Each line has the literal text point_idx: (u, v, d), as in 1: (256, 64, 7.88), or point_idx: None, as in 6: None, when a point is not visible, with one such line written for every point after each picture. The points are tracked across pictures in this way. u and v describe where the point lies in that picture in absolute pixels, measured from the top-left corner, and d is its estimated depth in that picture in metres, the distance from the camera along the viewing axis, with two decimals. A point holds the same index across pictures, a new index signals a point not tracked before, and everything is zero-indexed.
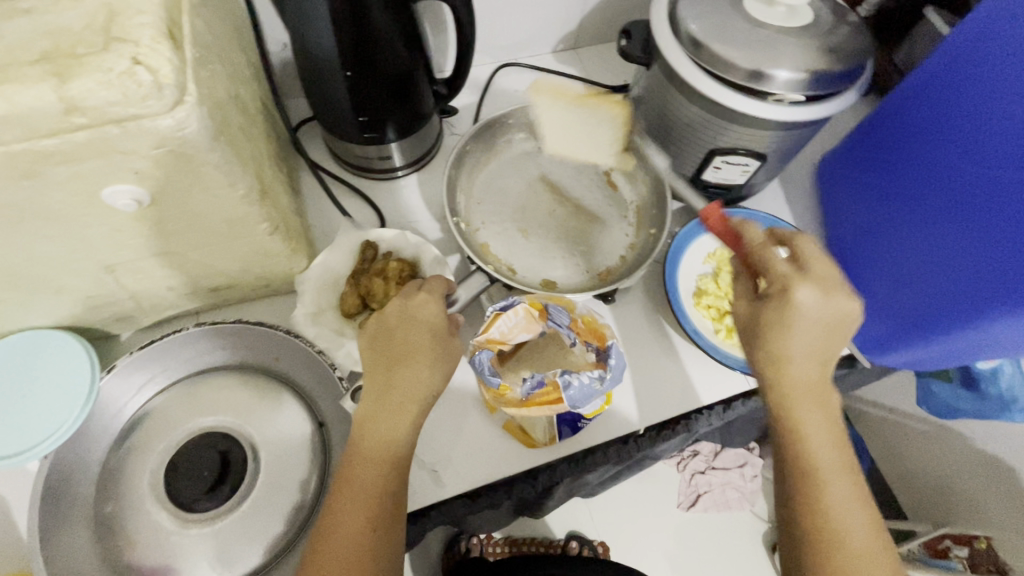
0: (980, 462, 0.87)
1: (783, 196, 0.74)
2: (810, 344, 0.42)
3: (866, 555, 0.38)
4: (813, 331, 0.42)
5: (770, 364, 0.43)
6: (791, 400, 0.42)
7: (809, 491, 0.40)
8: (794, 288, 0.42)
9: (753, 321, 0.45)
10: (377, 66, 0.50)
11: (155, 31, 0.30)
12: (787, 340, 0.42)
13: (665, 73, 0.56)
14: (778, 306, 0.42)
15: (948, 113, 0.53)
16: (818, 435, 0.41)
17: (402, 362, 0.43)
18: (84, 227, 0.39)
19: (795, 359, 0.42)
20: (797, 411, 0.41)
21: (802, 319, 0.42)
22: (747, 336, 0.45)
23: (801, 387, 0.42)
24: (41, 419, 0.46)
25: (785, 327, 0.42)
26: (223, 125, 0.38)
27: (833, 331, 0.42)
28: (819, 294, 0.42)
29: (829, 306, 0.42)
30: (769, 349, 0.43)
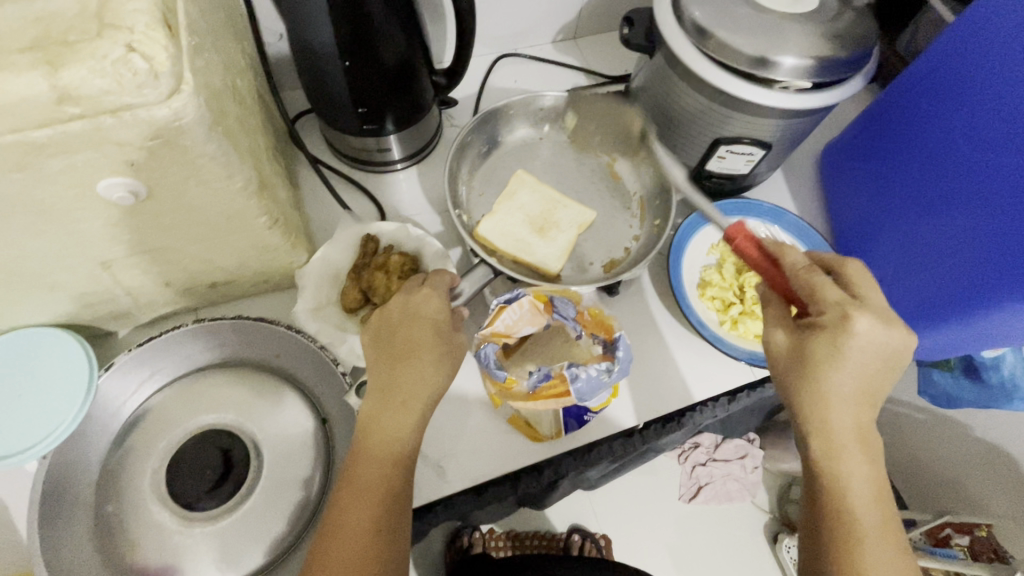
0: (982, 451, 0.87)
1: (786, 186, 0.73)
2: (858, 383, 0.40)
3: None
4: (862, 368, 0.40)
5: (814, 403, 0.41)
6: (832, 445, 0.40)
7: (845, 542, 0.39)
8: (852, 317, 0.40)
9: (794, 353, 0.42)
10: (376, 56, 0.49)
11: (149, 17, 0.29)
12: (836, 379, 0.40)
13: (668, 61, 0.55)
14: (830, 341, 0.40)
15: (952, 98, 0.52)
16: (858, 483, 0.40)
17: (406, 358, 0.43)
18: (79, 222, 0.38)
19: (841, 399, 0.40)
20: (839, 458, 0.40)
21: (851, 356, 0.40)
22: (787, 368, 0.43)
23: (844, 431, 0.40)
24: (38, 419, 0.46)
25: (835, 363, 0.40)
26: (220, 115, 0.37)
27: (880, 367, 0.41)
28: (873, 326, 0.40)
29: (885, 337, 0.40)
30: (813, 388, 0.40)
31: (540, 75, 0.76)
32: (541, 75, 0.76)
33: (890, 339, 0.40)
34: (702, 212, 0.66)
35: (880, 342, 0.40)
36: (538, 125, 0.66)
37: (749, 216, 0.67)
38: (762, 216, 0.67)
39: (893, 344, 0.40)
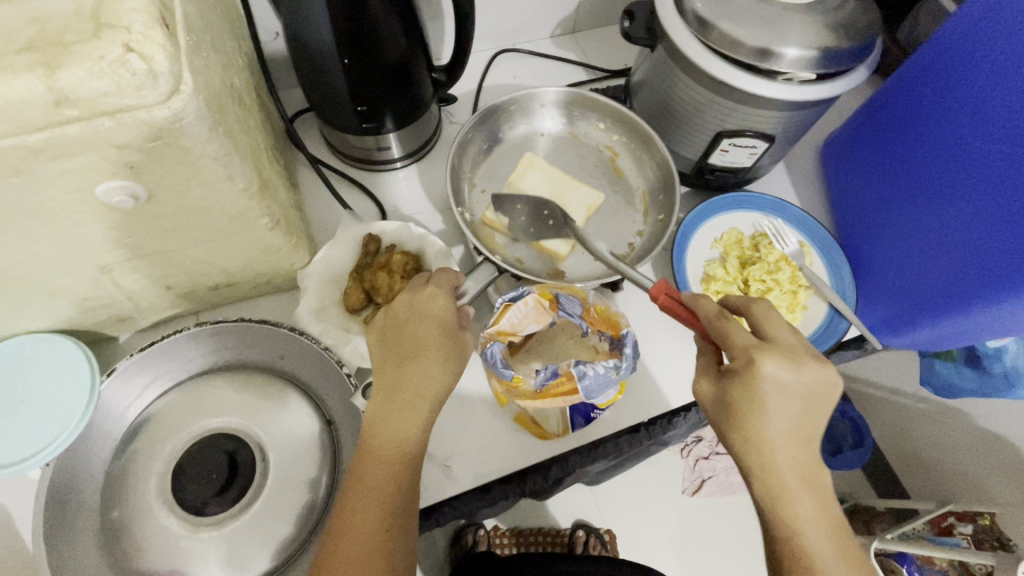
0: (983, 440, 0.87)
1: (788, 179, 0.73)
2: (787, 426, 0.37)
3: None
4: (789, 410, 0.37)
5: (749, 455, 0.37)
6: (779, 496, 0.37)
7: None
8: (760, 361, 0.37)
9: (719, 405, 0.39)
10: (375, 53, 0.49)
11: (147, 16, 0.29)
12: (764, 422, 0.37)
13: (670, 53, 0.54)
14: (746, 390, 0.37)
15: (957, 90, 0.51)
16: (814, 538, 0.36)
17: (412, 358, 0.42)
18: (78, 226, 0.37)
19: (777, 444, 0.37)
20: (786, 509, 0.36)
21: (770, 399, 0.37)
22: (718, 424, 0.40)
23: (788, 480, 0.37)
24: (39, 426, 0.45)
25: (758, 411, 0.37)
26: (220, 116, 0.36)
27: (807, 408, 0.38)
28: (786, 367, 0.37)
29: (801, 376, 0.37)
30: (744, 438, 0.37)
31: (540, 71, 0.75)
32: (541, 70, 0.75)
33: (808, 376, 0.38)
34: (704, 207, 0.66)
35: (798, 381, 0.37)
36: (539, 121, 0.66)
37: (752, 210, 0.67)
38: (765, 209, 0.67)
39: (812, 381, 0.38)
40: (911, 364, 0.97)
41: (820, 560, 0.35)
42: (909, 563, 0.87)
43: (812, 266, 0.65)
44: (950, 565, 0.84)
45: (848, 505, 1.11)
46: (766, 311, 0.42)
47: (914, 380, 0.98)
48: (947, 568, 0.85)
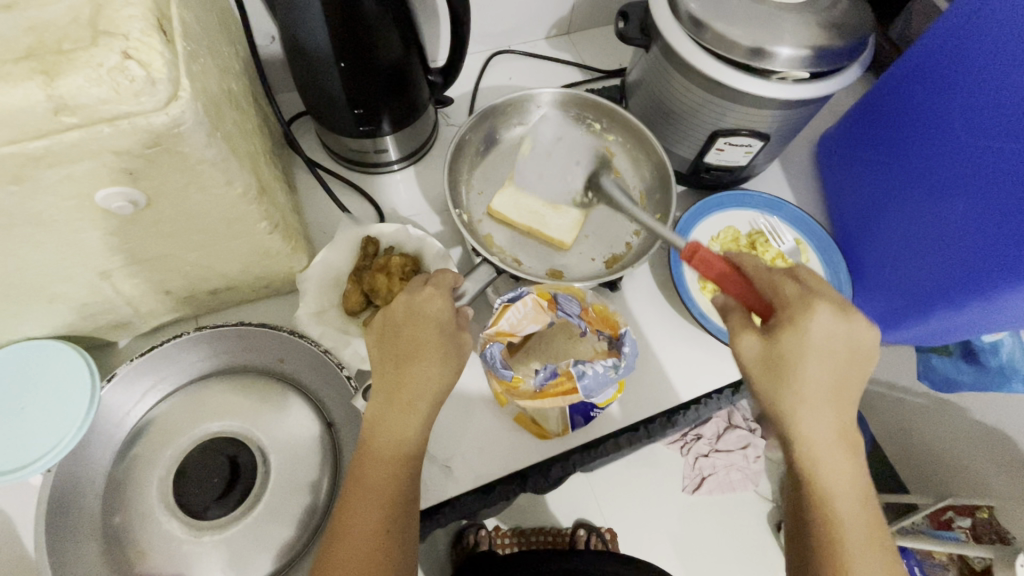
0: (980, 434, 0.88)
1: (783, 176, 0.73)
2: (826, 387, 0.39)
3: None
4: (830, 370, 0.39)
5: (788, 410, 0.39)
6: (815, 456, 0.38)
7: (833, 559, 0.37)
8: (815, 312, 0.40)
9: (764, 363, 0.40)
10: (372, 57, 0.49)
11: (145, 24, 0.29)
12: (809, 377, 0.39)
13: (665, 54, 0.55)
14: (795, 342, 0.40)
15: (950, 88, 0.52)
16: (842, 488, 0.38)
17: (411, 359, 0.42)
18: (77, 232, 0.37)
19: (816, 404, 0.39)
20: (819, 463, 0.38)
21: (818, 354, 0.39)
22: (760, 381, 0.40)
23: (823, 440, 0.39)
24: (41, 432, 0.45)
25: (805, 363, 0.39)
26: (218, 121, 0.36)
27: (847, 369, 0.40)
28: (832, 320, 0.40)
29: (848, 332, 0.40)
30: (788, 398, 0.39)
31: (535, 71, 0.75)
32: (536, 71, 0.76)
33: (849, 335, 0.40)
34: (701, 206, 0.66)
35: (842, 339, 0.40)
36: (536, 121, 0.66)
37: (748, 208, 0.68)
38: (761, 207, 0.67)
39: (852, 340, 0.40)
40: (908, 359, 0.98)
41: (846, 514, 0.38)
42: (911, 559, 0.89)
43: (809, 263, 0.65)
44: (949, 559, 0.84)
45: None
46: (805, 270, 0.45)
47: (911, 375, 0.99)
48: (945, 563, 0.85)
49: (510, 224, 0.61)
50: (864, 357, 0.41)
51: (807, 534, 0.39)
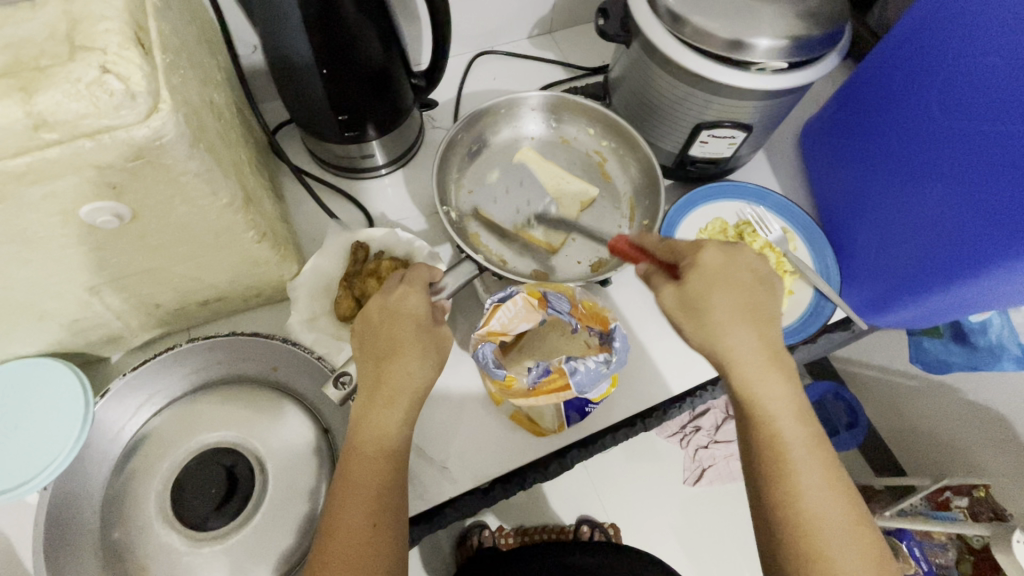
0: (974, 414, 0.89)
1: (769, 167, 0.74)
2: (741, 311, 0.42)
3: (842, 524, 0.37)
4: (740, 294, 0.43)
5: (712, 337, 0.42)
6: (746, 375, 0.41)
7: (778, 474, 0.39)
8: (704, 248, 0.44)
9: (682, 306, 0.43)
10: (353, 63, 0.49)
11: (121, 37, 0.29)
12: (718, 302, 0.42)
13: (645, 50, 0.55)
14: (700, 277, 0.43)
15: (926, 73, 0.53)
16: (776, 404, 0.40)
17: (390, 357, 0.43)
18: (63, 248, 0.37)
19: (737, 328, 0.42)
20: (752, 381, 0.41)
21: (722, 285, 0.43)
22: (687, 325, 0.43)
23: (751, 361, 0.41)
24: (35, 450, 0.45)
25: (711, 291, 0.43)
26: (200, 131, 0.36)
27: (756, 294, 0.43)
28: (721, 254, 0.44)
29: (736, 261, 0.44)
30: (710, 328, 0.42)
31: (519, 71, 0.76)
32: (520, 71, 0.76)
33: (748, 267, 0.44)
34: (689, 197, 0.67)
35: (741, 268, 0.44)
36: (523, 122, 0.67)
37: (734, 198, 0.68)
38: (747, 197, 0.68)
39: (751, 270, 0.44)
40: (900, 342, 0.99)
41: (785, 429, 0.40)
42: (908, 539, 0.89)
43: (796, 250, 0.66)
44: (948, 539, 0.85)
45: None
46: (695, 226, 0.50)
47: (903, 358, 1.00)
48: (945, 543, 0.85)
49: (496, 224, 0.61)
50: (768, 284, 0.45)
51: (753, 457, 0.40)
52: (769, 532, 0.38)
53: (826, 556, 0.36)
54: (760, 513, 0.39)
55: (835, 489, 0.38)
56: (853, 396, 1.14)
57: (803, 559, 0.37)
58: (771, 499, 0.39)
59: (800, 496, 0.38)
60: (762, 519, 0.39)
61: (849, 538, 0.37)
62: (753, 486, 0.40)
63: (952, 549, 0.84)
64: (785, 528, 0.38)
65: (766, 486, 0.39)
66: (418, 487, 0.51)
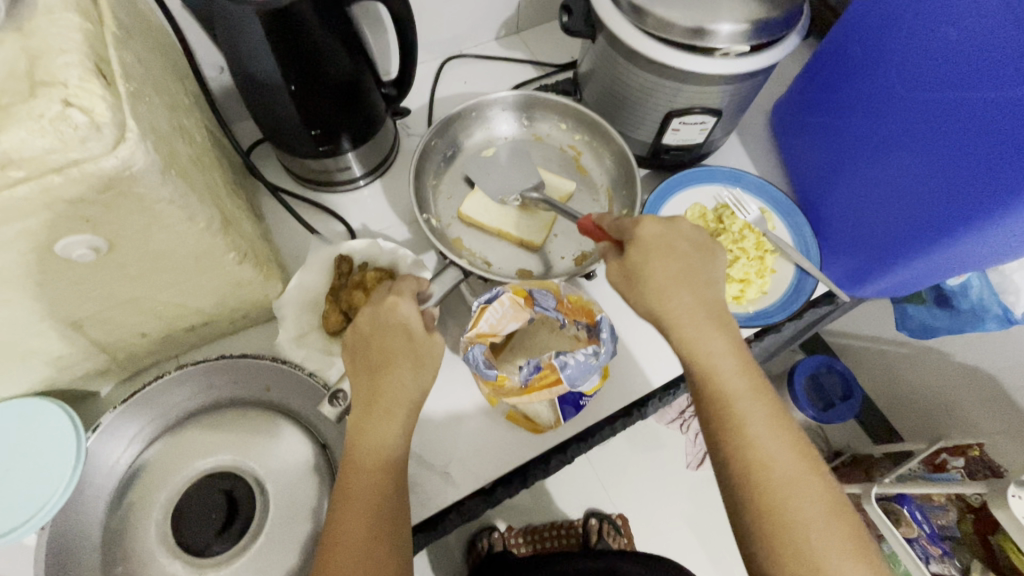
0: (962, 374, 0.90)
1: (743, 149, 0.75)
2: (679, 276, 0.44)
3: (795, 472, 0.38)
4: (677, 262, 0.44)
5: (654, 304, 0.43)
6: (686, 336, 0.42)
7: (727, 427, 0.40)
8: (640, 221, 0.46)
9: (625, 277, 0.45)
10: (321, 78, 0.49)
11: (82, 70, 0.29)
12: (658, 270, 0.44)
13: (611, 44, 0.56)
14: (638, 249, 0.45)
15: (884, 44, 0.54)
16: (721, 362, 0.42)
17: (384, 369, 0.43)
18: (39, 286, 0.37)
19: (675, 291, 0.43)
20: (695, 343, 0.42)
21: (663, 253, 0.44)
22: (630, 296, 0.45)
23: (688, 321, 0.43)
24: (28, 492, 0.44)
25: (649, 262, 0.44)
26: (171, 157, 0.36)
27: (693, 261, 0.45)
28: (659, 224, 0.46)
29: (674, 231, 0.45)
30: (650, 294, 0.43)
31: (489, 73, 0.76)
32: (490, 72, 0.76)
33: (683, 234, 0.46)
34: (665, 186, 0.68)
35: (678, 237, 0.45)
36: (496, 124, 0.67)
37: (713, 182, 0.69)
38: (723, 180, 0.69)
39: (688, 238, 0.46)
40: (887, 311, 1.01)
41: (728, 383, 0.41)
42: (909, 503, 0.91)
43: (775, 229, 0.67)
44: (949, 500, 0.86)
45: (845, 457, 1.14)
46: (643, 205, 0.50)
47: (891, 326, 1.02)
48: (946, 504, 0.86)
49: (478, 225, 0.61)
50: (707, 249, 0.46)
51: (703, 416, 0.41)
52: (727, 486, 0.39)
53: (779, 502, 0.37)
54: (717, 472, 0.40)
55: (783, 436, 0.39)
56: (846, 368, 1.15)
57: (759, 507, 0.37)
58: (722, 453, 0.39)
59: (751, 447, 0.39)
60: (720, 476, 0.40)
61: (801, 481, 0.38)
62: (708, 445, 0.41)
63: (953, 509, 0.85)
64: (738, 480, 0.38)
65: (719, 443, 0.40)
66: (420, 494, 0.51)
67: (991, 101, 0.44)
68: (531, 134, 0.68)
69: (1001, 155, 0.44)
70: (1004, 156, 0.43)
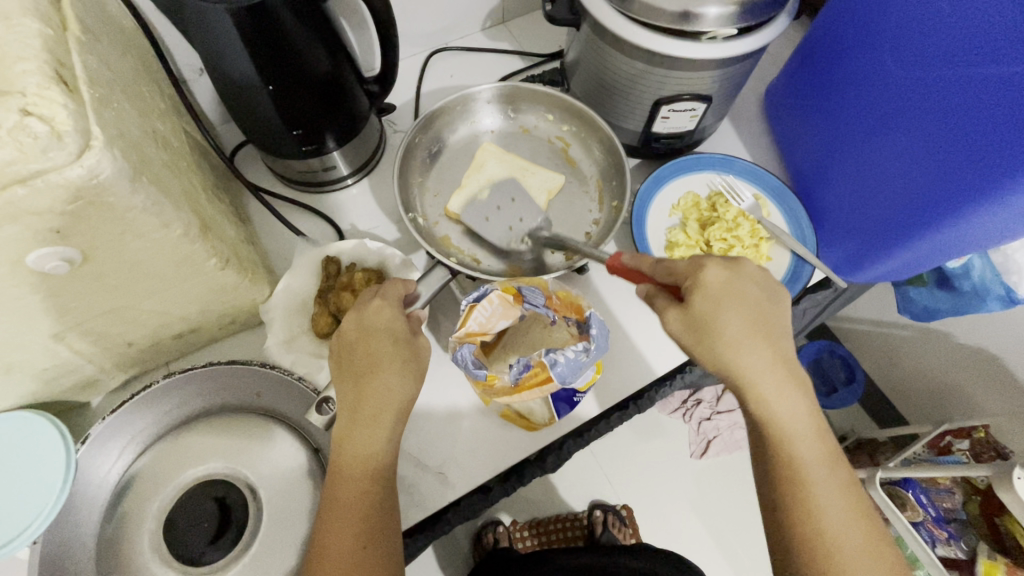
0: (966, 356, 0.89)
1: (736, 135, 0.74)
2: (749, 326, 0.42)
3: (860, 544, 0.38)
4: (749, 310, 0.42)
5: (726, 357, 0.41)
6: (766, 397, 0.41)
7: (798, 495, 0.39)
8: (704, 268, 0.43)
9: (689, 328, 0.42)
10: (298, 76, 0.48)
11: (41, 77, 0.28)
12: (727, 320, 0.41)
13: (596, 31, 0.55)
14: (704, 298, 0.42)
15: (878, 22, 0.52)
16: (798, 425, 0.41)
17: (369, 374, 0.42)
18: (16, 299, 0.36)
19: (750, 346, 0.41)
20: (774, 405, 0.41)
21: (730, 300, 0.42)
22: (696, 348, 0.42)
23: (766, 380, 0.41)
24: (21, 506, 0.44)
25: (718, 311, 0.41)
26: (143, 163, 0.36)
27: (763, 308, 0.43)
28: (722, 268, 0.43)
29: (740, 276, 0.43)
30: (722, 348, 0.41)
31: (474, 65, 0.75)
32: (475, 65, 0.75)
33: (750, 280, 0.43)
34: (657, 174, 0.67)
35: (745, 281, 0.43)
36: (481, 118, 0.66)
37: (703, 170, 0.68)
38: (715, 167, 0.68)
39: (755, 283, 0.44)
40: (889, 294, 0.99)
41: (804, 449, 0.40)
42: (914, 487, 0.89)
43: (770, 216, 0.65)
44: (954, 483, 0.84)
45: (850, 441, 1.13)
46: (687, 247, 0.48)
47: (893, 309, 1.00)
48: (951, 486, 0.85)
49: (465, 223, 0.61)
50: (773, 295, 0.44)
51: (773, 478, 0.40)
52: (788, 549, 0.39)
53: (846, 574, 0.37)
54: (774, 529, 0.40)
55: (851, 507, 0.39)
56: (848, 352, 1.15)
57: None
58: (789, 522, 0.39)
59: (820, 516, 0.39)
60: (779, 538, 0.40)
61: (867, 549, 0.38)
62: (770, 503, 0.41)
63: (958, 491, 0.84)
64: (802, 547, 0.39)
65: (784, 504, 0.40)
66: (416, 495, 0.51)
67: (987, 75, 0.43)
68: (518, 127, 0.67)
69: (999, 131, 0.42)
70: (1001, 139, 0.42)
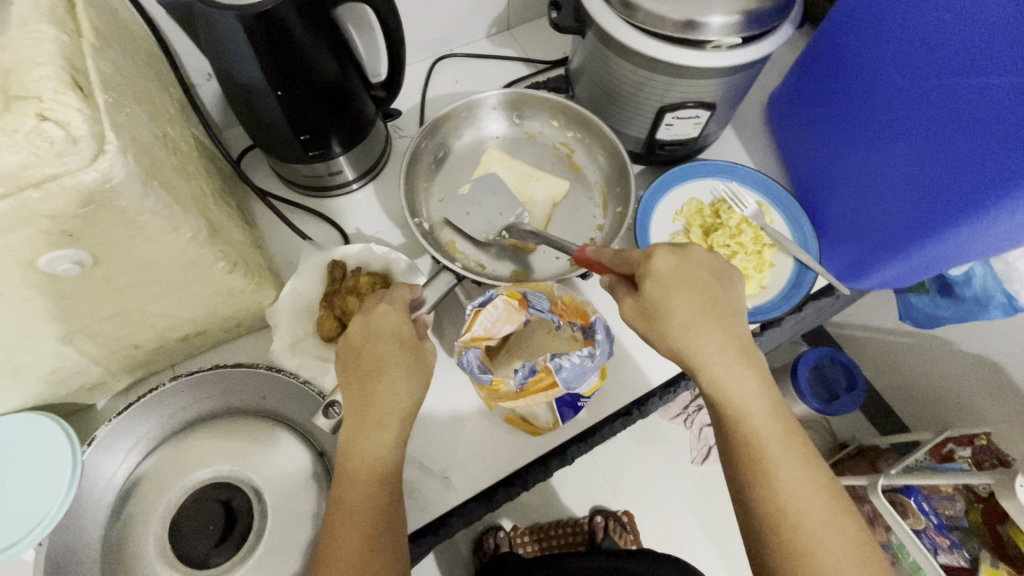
0: (967, 363, 0.89)
1: (739, 143, 0.74)
2: (700, 310, 0.42)
3: (824, 516, 0.38)
4: (700, 293, 0.42)
5: (680, 341, 0.42)
6: (715, 374, 0.41)
7: (755, 469, 0.39)
8: (653, 255, 0.43)
9: (645, 316, 0.43)
10: (306, 82, 0.48)
11: (57, 83, 0.29)
12: (678, 307, 0.42)
13: (601, 39, 0.55)
14: (655, 286, 0.43)
15: (880, 33, 0.53)
16: (752, 403, 0.41)
17: (376, 378, 0.42)
18: (26, 301, 0.36)
19: (700, 328, 0.42)
20: (726, 384, 0.41)
21: (679, 286, 0.42)
22: (652, 335, 0.43)
23: (716, 359, 0.41)
24: (27, 508, 0.44)
25: (668, 300, 0.42)
26: (154, 168, 0.36)
27: (714, 291, 0.43)
28: (672, 255, 0.43)
29: (691, 262, 0.44)
30: (675, 333, 0.42)
31: (480, 71, 0.75)
32: (481, 71, 0.76)
33: (700, 265, 0.44)
34: (661, 180, 0.67)
35: (695, 267, 0.43)
36: (486, 124, 0.66)
37: (706, 176, 0.68)
38: (718, 174, 0.68)
39: (705, 267, 0.44)
40: (891, 300, 1.00)
41: (759, 425, 0.40)
42: (916, 494, 0.88)
43: (773, 223, 0.66)
44: (955, 490, 0.85)
45: (851, 448, 1.13)
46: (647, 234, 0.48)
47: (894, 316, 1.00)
48: (953, 494, 0.85)
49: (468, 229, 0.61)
50: (724, 277, 0.45)
51: (732, 456, 0.41)
52: (754, 527, 0.39)
53: (812, 547, 0.37)
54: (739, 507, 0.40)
55: (814, 480, 0.39)
56: (849, 359, 1.14)
57: (785, 547, 0.37)
58: (754, 505, 0.39)
59: (780, 489, 0.38)
60: (744, 515, 0.40)
61: (831, 522, 0.38)
62: (733, 481, 0.41)
63: (960, 499, 0.84)
64: (765, 522, 0.38)
65: (743, 481, 0.40)
66: (419, 499, 0.51)
67: (987, 85, 0.43)
68: (522, 134, 0.67)
69: (999, 140, 0.43)
70: (1001, 148, 0.43)
